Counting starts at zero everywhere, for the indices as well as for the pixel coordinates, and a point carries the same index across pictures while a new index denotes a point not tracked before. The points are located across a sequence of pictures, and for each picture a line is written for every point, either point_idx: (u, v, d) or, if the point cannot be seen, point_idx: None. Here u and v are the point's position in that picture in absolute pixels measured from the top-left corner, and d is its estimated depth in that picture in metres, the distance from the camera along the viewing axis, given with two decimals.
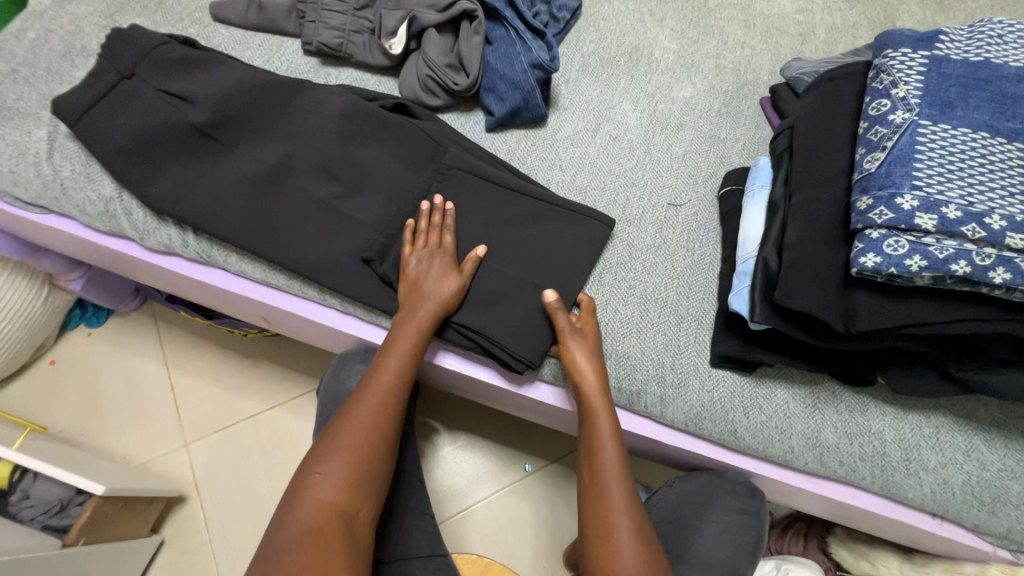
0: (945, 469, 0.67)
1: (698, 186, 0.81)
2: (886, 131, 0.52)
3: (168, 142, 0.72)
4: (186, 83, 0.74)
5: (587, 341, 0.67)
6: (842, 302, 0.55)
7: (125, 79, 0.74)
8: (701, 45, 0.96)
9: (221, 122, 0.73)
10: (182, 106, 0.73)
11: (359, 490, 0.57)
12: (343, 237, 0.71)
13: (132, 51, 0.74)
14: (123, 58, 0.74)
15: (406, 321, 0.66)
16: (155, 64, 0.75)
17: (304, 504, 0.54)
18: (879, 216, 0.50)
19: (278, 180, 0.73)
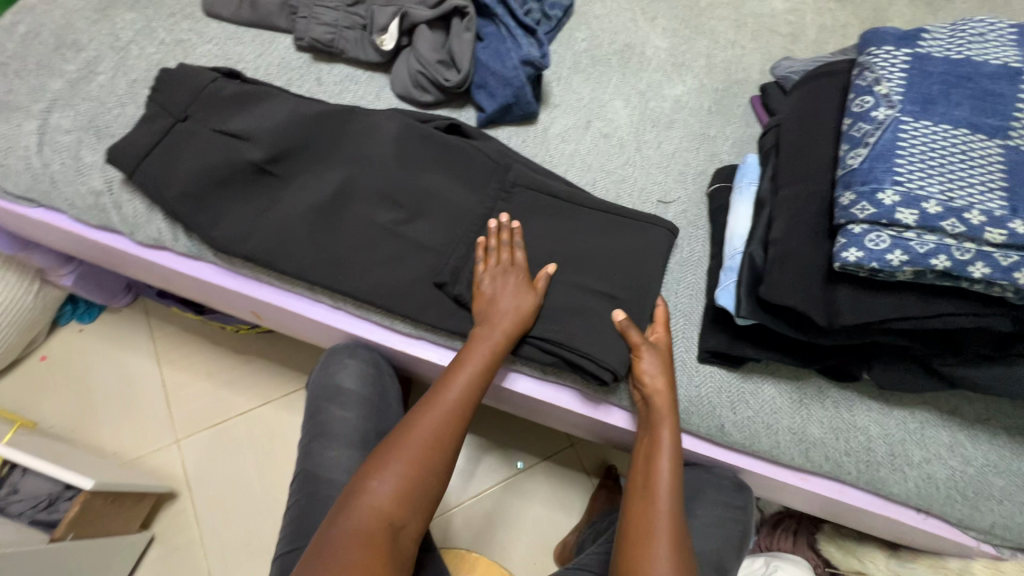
0: (929, 464, 0.68)
1: (687, 184, 0.82)
2: (869, 128, 0.53)
3: (220, 179, 0.70)
4: (242, 124, 0.72)
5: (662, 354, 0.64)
6: (825, 296, 0.55)
7: (180, 122, 0.71)
8: (693, 44, 0.97)
9: (278, 157, 0.71)
10: (242, 146, 0.71)
11: (412, 505, 0.55)
12: (404, 267, 0.69)
13: (184, 91, 0.73)
14: (176, 100, 0.72)
15: (484, 337, 0.63)
16: (208, 104, 0.72)
17: (360, 509, 0.53)
18: (860, 211, 0.50)
19: (339, 210, 0.71)
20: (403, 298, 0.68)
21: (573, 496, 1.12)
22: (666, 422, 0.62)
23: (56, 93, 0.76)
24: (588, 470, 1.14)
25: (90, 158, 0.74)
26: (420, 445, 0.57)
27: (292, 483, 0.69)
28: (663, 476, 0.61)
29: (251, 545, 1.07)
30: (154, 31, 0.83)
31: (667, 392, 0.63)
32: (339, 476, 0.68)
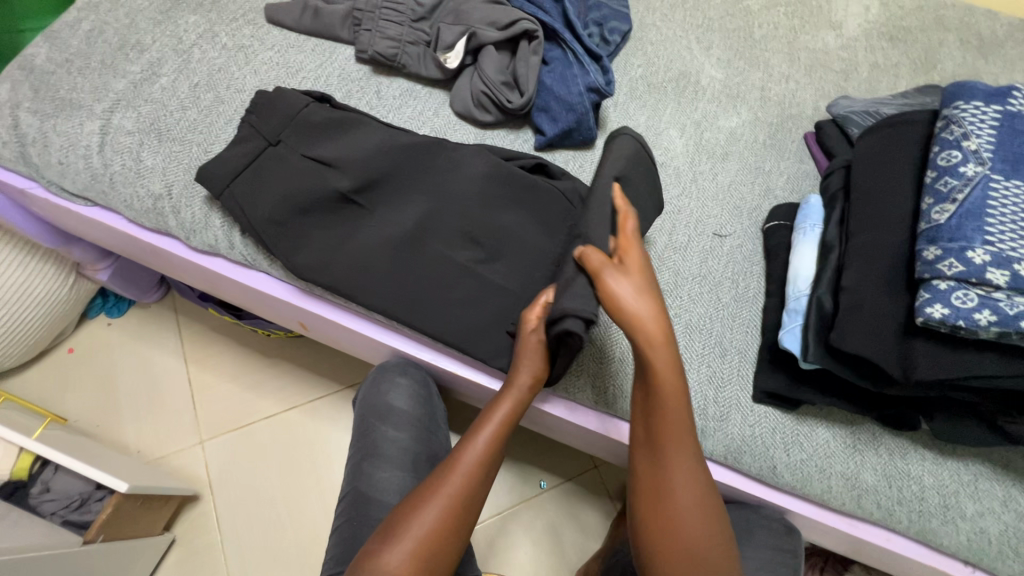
0: (983, 517, 0.67)
1: (743, 218, 0.81)
2: (957, 183, 0.53)
3: (307, 207, 0.70)
4: (332, 151, 0.72)
5: (636, 274, 0.61)
6: (901, 349, 0.55)
7: (271, 146, 0.71)
8: (747, 75, 0.97)
9: (364, 187, 0.71)
10: (329, 173, 0.71)
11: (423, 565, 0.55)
12: (486, 307, 0.69)
13: (272, 112, 0.72)
14: (270, 123, 0.72)
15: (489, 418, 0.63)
16: (300, 130, 0.72)
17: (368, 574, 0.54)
18: (948, 267, 0.50)
19: (419, 242, 0.71)
20: (460, 321, 0.68)
21: (597, 521, 1.10)
22: (662, 361, 0.59)
23: (119, 93, 0.76)
24: (612, 494, 1.13)
25: (150, 161, 0.73)
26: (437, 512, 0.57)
27: (340, 502, 0.68)
28: (673, 430, 0.60)
29: (271, 553, 1.06)
30: (216, 35, 0.82)
31: (655, 324, 0.60)
32: (389, 497, 0.67)
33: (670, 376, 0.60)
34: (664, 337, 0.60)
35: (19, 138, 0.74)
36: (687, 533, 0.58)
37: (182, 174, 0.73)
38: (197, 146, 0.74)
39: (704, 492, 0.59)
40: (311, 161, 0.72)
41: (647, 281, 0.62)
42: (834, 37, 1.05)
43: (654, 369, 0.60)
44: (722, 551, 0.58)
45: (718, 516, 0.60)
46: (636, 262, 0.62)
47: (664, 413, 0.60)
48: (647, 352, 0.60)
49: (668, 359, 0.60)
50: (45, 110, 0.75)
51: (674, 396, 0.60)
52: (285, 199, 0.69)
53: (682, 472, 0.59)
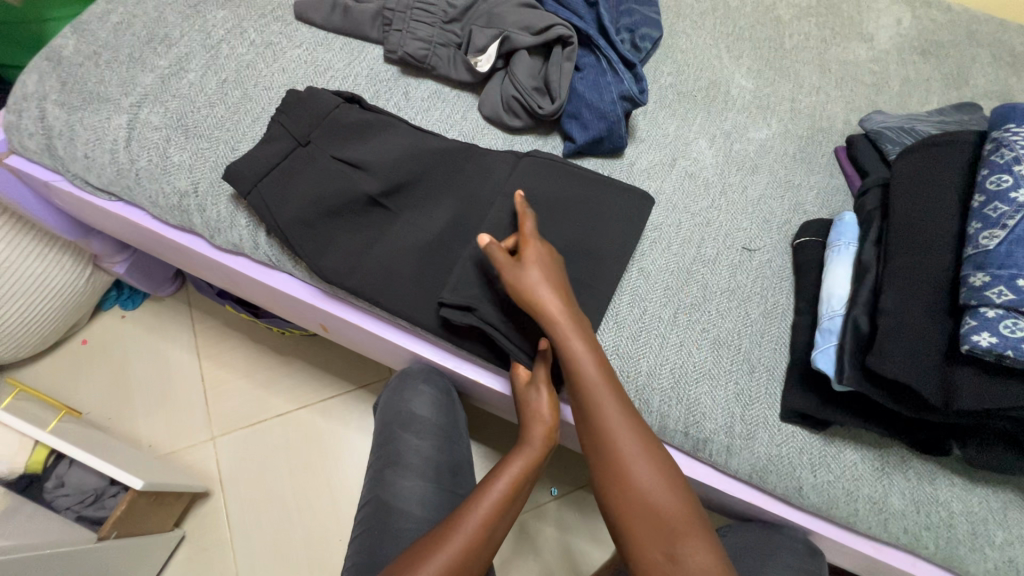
0: (1012, 546, 0.66)
1: (772, 232, 0.80)
2: (1007, 209, 0.51)
3: (334, 209, 0.69)
4: (361, 153, 0.71)
5: (539, 260, 0.63)
6: (942, 376, 0.54)
7: (301, 147, 0.71)
8: (777, 86, 0.95)
9: (393, 191, 0.71)
10: (357, 176, 0.70)
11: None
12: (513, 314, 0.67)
13: (302, 110, 0.72)
14: (299, 123, 0.71)
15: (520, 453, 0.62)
16: (331, 130, 0.72)
17: None
18: (997, 295, 0.49)
19: (447, 247, 0.69)
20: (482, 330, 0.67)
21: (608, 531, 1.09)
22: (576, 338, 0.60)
23: (147, 87, 0.75)
24: None
25: (177, 157, 0.72)
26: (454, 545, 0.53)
27: (362, 510, 0.67)
28: (600, 399, 0.59)
29: (280, 552, 1.05)
30: (245, 31, 0.82)
31: (556, 303, 0.61)
32: (410, 506, 0.66)
33: (582, 344, 0.60)
34: (570, 313, 0.62)
35: (46, 131, 0.73)
36: (646, 490, 0.55)
37: (208, 172, 0.72)
38: (224, 143, 0.74)
39: (650, 450, 0.57)
40: (339, 161, 0.71)
41: (552, 262, 0.64)
42: (866, 50, 1.03)
43: (569, 347, 0.60)
44: (687, 502, 0.55)
45: (673, 471, 0.57)
46: (544, 249, 0.65)
47: (586, 386, 0.59)
48: (556, 330, 0.60)
49: (577, 332, 0.61)
50: (72, 102, 0.74)
51: (593, 366, 0.60)
52: (313, 200, 0.68)
53: (624, 435, 0.57)
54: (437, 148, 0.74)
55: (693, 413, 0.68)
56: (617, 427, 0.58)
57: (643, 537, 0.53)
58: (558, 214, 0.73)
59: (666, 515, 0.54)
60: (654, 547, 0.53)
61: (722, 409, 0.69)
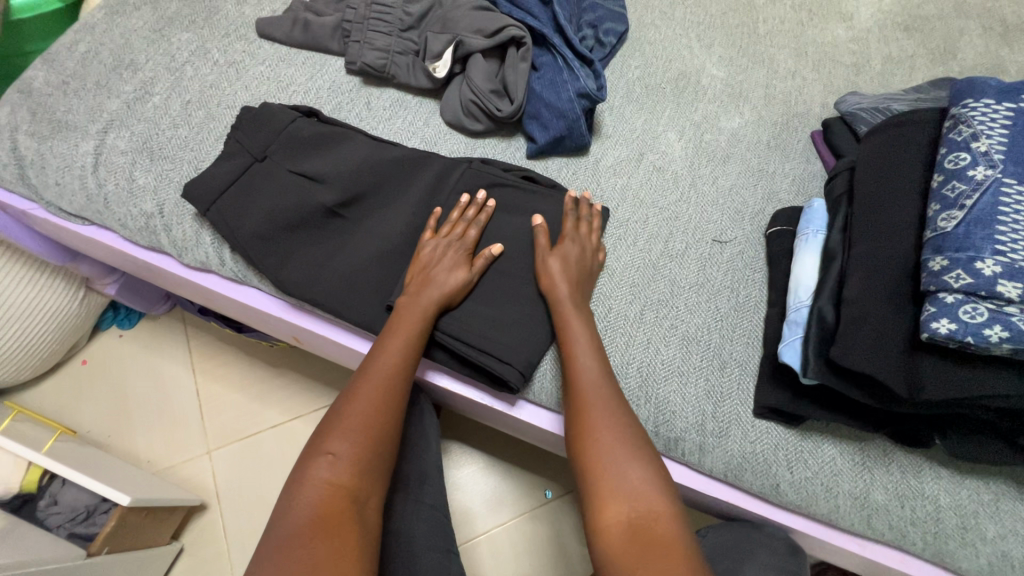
0: (1005, 540, 0.63)
1: (744, 223, 0.78)
2: (965, 188, 0.49)
3: (293, 223, 0.70)
4: (319, 166, 0.72)
5: (565, 254, 0.67)
6: (908, 366, 0.51)
7: (258, 162, 0.72)
8: (751, 73, 0.93)
9: (350, 200, 0.71)
10: (316, 188, 0.71)
11: (367, 475, 0.55)
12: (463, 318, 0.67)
13: (263, 130, 0.73)
14: (256, 139, 0.73)
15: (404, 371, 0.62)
16: (286, 144, 0.73)
17: (314, 484, 0.52)
18: (955, 279, 0.47)
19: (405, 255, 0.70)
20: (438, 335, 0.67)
21: None
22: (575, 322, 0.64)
23: (113, 113, 0.77)
24: None
25: (143, 180, 0.74)
26: (353, 431, 0.56)
27: None
28: (593, 382, 0.61)
29: None
30: (209, 52, 0.83)
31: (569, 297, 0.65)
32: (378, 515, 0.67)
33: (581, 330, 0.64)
34: (577, 303, 0.65)
35: (18, 160, 0.75)
36: (623, 473, 0.54)
37: (173, 193, 0.74)
38: (187, 164, 0.75)
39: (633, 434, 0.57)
40: (300, 175, 0.72)
41: (581, 259, 0.68)
42: (845, 30, 1.00)
43: (570, 333, 0.64)
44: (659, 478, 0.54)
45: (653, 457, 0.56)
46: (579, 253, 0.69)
47: (580, 370, 0.61)
48: (562, 316, 0.64)
49: (580, 322, 0.64)
50: (42, 132, 0.76)
51: (590, 354, 0.62)
52: (274, 215, 0.69)
53: (611, 417, 0.58)
54: (394, 156, 0.74)
55: (659, 411, 0.67)
56: (604, 408, 0.59)
57: (612, 522, 0.52)
58: (518, 213, 0.73)
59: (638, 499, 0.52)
60: (619, 531, 0.51)
61: (693, 405, 0.67)
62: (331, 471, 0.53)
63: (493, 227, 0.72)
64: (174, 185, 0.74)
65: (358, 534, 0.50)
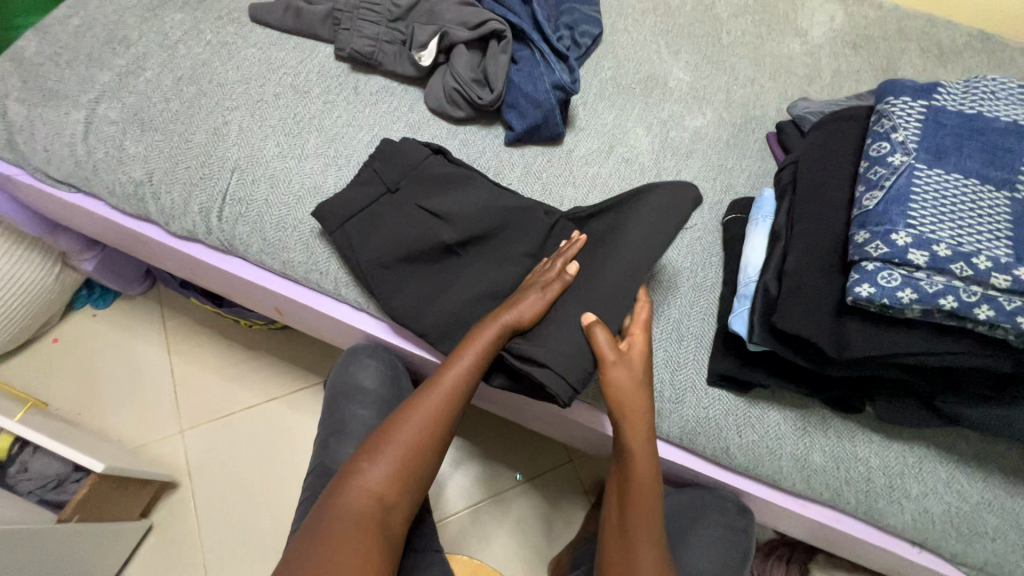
0: (927, 498, 0.70)
1: (704, 212, 0.85)
2: (885, 172, 0.56)
3: (410, 256, 0.72)
4: (401, 177, 0.76)
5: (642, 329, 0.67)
6: (836, 328, 0.58)
7: (390, 193, 0.75)
8: (714, 78, 1.01)
9: (468, 240, 0.72)
10: (440, 226, 0.72)
11: (402, 486, 0.61)
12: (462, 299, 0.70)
13: (399, 167, 0.76)
14: (391, 172, 0.76)
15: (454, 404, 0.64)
16: (418, 181, 0.76)
17: (354, 491, 0.59)
18: (875, 249, 0.53)
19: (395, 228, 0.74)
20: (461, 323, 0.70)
21: (571, 513, 1.12)
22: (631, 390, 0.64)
23: (105, 84, 0.79)
24: (586, 486, 1.14)
25: (132, 149, 0.76)
26: (400, 453, 0.61)
27: (308, 476, 0.74)
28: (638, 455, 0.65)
29: (249, 541, 1.07)
30: (201, 32, 0.86)
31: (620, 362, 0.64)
32: None
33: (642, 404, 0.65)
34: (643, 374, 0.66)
35: (6, 126, 0.77)
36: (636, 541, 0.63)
37: (162, 163, 0.76)
38: (177, 136, 0.78)
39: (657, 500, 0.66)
40: (379, 183, 0.75)
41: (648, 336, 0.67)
42: (800, 45, 1.09)
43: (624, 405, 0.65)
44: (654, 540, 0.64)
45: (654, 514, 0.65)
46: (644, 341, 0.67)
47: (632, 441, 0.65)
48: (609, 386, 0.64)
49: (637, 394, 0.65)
50: (32, 99, 0.78)
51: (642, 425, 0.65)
52: (364, 223, 0.73)
53: (643, 489, 0.65)
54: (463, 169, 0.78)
55: None
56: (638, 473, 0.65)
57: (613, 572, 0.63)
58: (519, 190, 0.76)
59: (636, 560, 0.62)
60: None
61: (653, 372, 0.73)
62: (376, 482, 0.60)
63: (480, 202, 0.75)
64: (164, 156, 0.77)
65: (386, 543, 0.58)
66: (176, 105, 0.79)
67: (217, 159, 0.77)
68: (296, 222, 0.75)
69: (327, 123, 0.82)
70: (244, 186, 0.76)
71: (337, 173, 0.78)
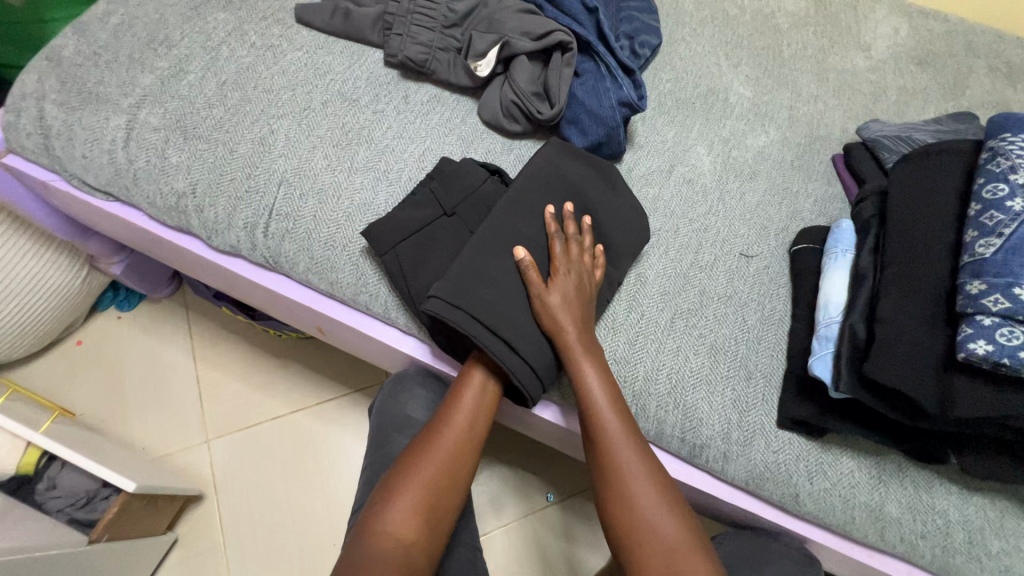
0: (1009, 556, 0.66)
1: (770, 239, 0.80)
2: (1003, 218, 0.52)
3: None
4: (458, 201, 0.72)
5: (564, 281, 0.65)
6: (939, 383, 0.54)
7: (446, 216, 0.71)
8: (776, 94, 0.96)
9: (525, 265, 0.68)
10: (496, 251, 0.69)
11: (423, 527, 0.57)
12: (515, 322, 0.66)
13: (457, 189, 0.72)
14: (449, 194, 0.72)
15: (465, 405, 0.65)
16: (476, 204, 0.72)
17: (374, 534, 0.55)
18: (993, 303, 0.49)
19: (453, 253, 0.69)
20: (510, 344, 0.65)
21: (603, 538, 1.09)
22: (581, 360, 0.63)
23: (146, 88, 0.75)
24: None
25: (175, 158, 0.73)
26: (415, 485, 0.58)
27: (353, 509, 0.70)
28: (604, 419, 0.62)
29: (276, 557, 1.04)
30: (245, 33, 0.82)
31: (572, 330, 0.64)
32: None
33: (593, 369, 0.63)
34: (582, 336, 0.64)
35: (44, 130, 0.73)
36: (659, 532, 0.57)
37: (206, 173, 0.72)
38: (221, 145, 0.74)
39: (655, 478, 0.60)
40: (435, 207, 0.71)
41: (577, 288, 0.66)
42: (863, 60, 1.04)
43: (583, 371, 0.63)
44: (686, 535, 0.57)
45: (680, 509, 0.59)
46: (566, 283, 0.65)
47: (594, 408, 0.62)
48: (571, 356, 0.63)
49: (589, 366, 0.63)
50: (71, 102, 0.74)
51: (603, 398, 0.62)
52: (418, 246, 0.69)
53: (628, 459, 0.60)
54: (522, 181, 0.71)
55: (686, 417, 0.69)
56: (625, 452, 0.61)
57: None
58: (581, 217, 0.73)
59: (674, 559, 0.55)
60: None
61: (720, 412, 0.69)
62: (394, 523, 0.56)
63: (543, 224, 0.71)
64: (207, 166, 0.73)
65: None
66: (220, 112, 0.75)
67: (264, 171, 0.73)
68: (346, 241, 0.71)
69: (377, 134, 0.78)
70: (291, 201, 0.72)
71: (389, 190, 0.74)
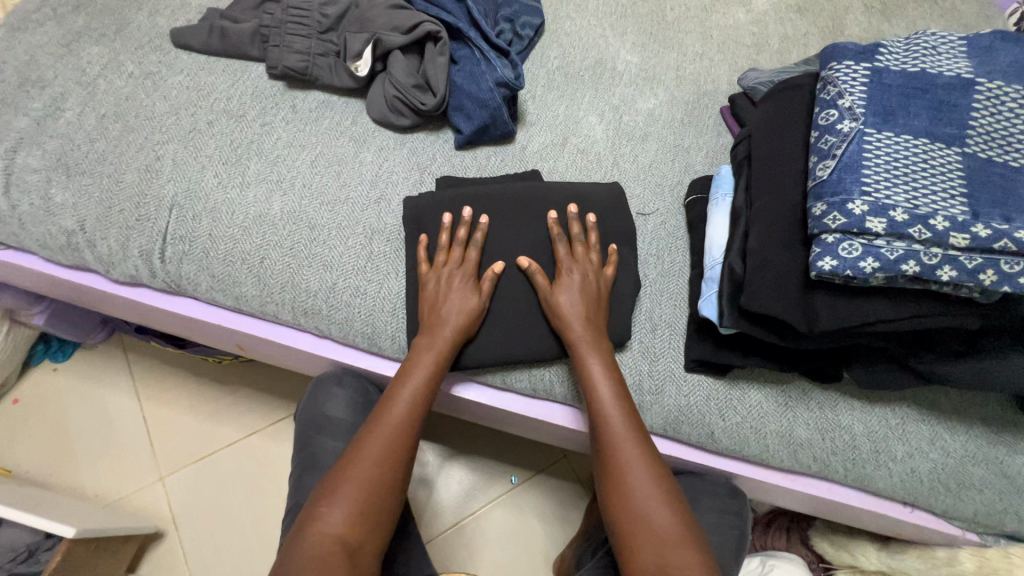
0: (913, 458, 0.70)
1: (665, 195, 0.83)
2: (835, 140, 0.56)
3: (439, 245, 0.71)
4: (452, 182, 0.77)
5: (573, 287, 0.68)
6: (804, 303, 0.57)
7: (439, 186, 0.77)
8: (662, 58, 0.98)
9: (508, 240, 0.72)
10: (540, 222, 0.73)
11: (366, 525, 0.58)
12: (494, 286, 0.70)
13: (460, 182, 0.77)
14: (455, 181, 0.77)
15: (427, 348, 0.66)
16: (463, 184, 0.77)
17: (312, 543, 0.56)
18: (833, 221, 0.52)
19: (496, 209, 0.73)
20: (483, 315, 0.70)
21: (569, 510, 1.11)
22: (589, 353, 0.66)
23: (22, 131, 0.75)
24: (584, 481, 1.14)
25: (60, 197, 0.73)
26: (347, 500, 0.58)
27: (287, 515, 0.72)
28: (606, 407, 0.64)
29: None
30: (122, 64, 0.81)
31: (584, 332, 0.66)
32: None
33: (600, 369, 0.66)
34: (593, 339, 0.67)
35: None
36: (645, 508, 0.60)
37: (94, 207, 0.72)
38: (107, 177, 0.74)
39: (653, 473, 0.62)
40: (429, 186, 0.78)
41: (585, 285, 0.69)
42: (745, 13, 1.05)
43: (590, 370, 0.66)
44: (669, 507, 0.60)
45: (672, 489, 0.62)
46: (583, 285, 0.69)
47: (597, 397, 0.65)
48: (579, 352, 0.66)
49: (599, 362, 0.66)
50: None
51: (610, 395, 0.64)
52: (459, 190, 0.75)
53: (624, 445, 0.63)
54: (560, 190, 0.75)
55: None
56: (620, 435, 0.63)
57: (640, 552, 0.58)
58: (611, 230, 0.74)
59: (660, 534, 0.58)
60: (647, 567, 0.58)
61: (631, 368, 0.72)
62: (331, 530, 0.57)
63: (527, 201, 0.73)
64: (94, 200, 0.73)
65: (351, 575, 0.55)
66: (102, 145, 0.75)
67: (153, 198, 0.73)
68: (244, 254, 0.72)
69: (266, 146, 0.78)
70: (184, 224, 0.73)
71: (282, 198, 0.75)
